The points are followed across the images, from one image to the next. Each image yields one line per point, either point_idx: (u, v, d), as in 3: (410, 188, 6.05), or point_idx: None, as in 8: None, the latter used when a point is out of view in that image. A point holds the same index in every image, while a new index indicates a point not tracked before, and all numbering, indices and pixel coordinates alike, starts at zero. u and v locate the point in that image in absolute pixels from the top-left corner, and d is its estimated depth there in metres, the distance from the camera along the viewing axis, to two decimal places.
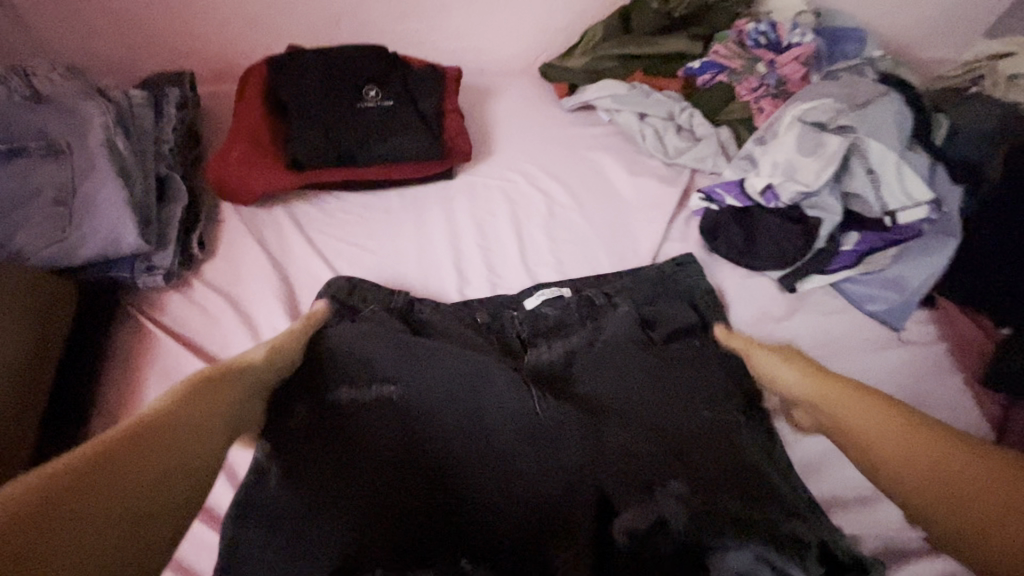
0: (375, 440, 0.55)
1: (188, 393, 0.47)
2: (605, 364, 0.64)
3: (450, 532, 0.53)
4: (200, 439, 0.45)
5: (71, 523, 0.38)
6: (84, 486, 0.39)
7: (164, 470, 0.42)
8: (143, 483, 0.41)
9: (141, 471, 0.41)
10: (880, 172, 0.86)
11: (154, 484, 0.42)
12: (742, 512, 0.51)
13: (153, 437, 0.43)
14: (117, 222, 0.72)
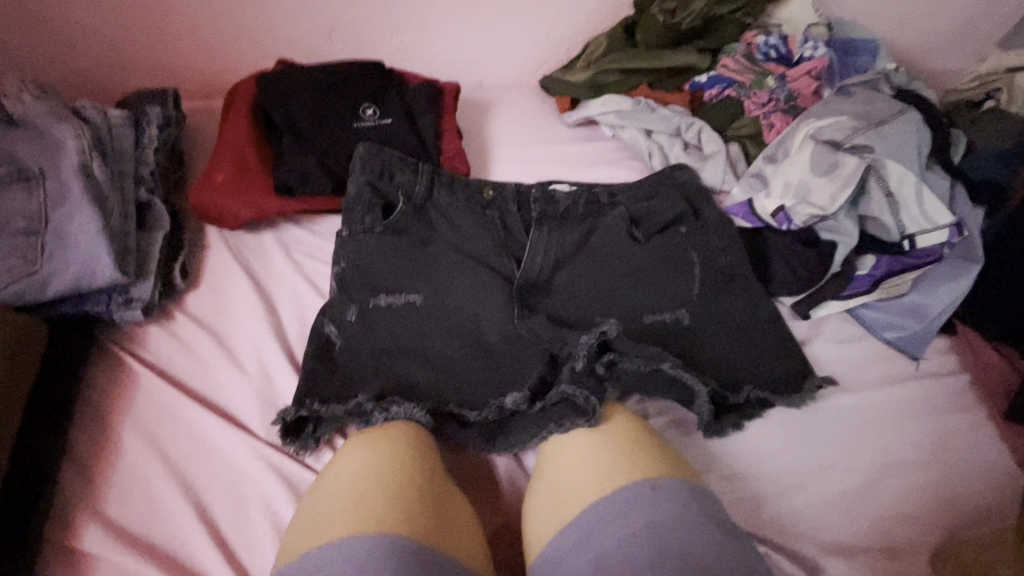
0: (402, 323, 0.73)
1: None
2: (568, 235, 0.83)
3: (446, 364, 0.71)
4: None
5: None
6: None
7: None
8: None
9: None
10: (898, 194, 0.82)
11: None
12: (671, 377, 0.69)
13: None
14: (92, 253, 0.68)
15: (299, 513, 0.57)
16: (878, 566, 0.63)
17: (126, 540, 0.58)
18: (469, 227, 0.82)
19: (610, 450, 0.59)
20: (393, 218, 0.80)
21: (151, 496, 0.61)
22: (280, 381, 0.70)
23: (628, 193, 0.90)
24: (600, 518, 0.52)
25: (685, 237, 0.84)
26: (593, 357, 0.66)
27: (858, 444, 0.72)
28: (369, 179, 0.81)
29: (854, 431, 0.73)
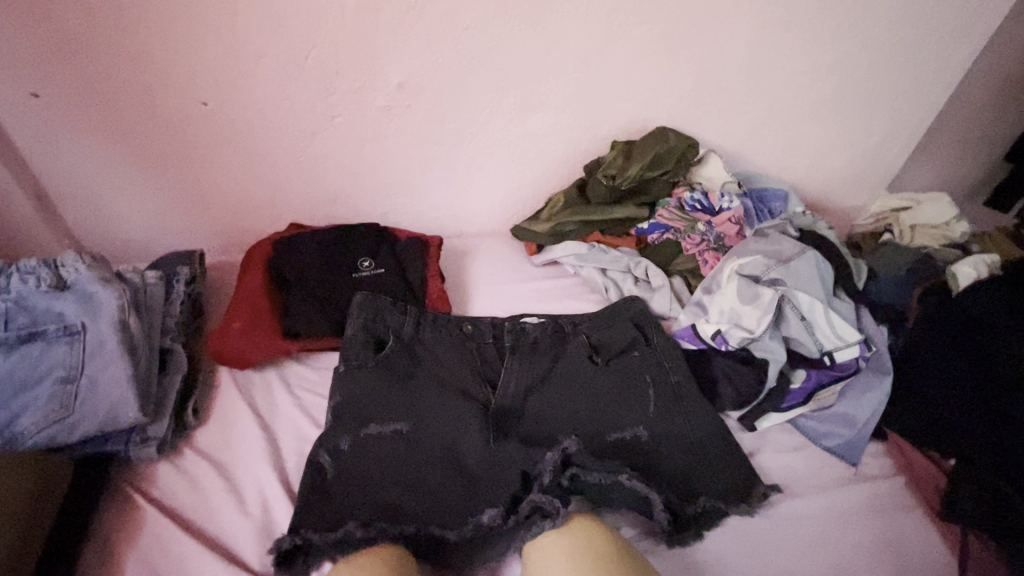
0: (390, 452, 0.82)
1: None
2: (536, 364, 0.95)
3: (432, 485, 0.79)
4: None
5: None
6: None
7: None
8: None
9: None
10: (811, 318, 0.98)
11: None
12: (632, 485, 0.75)
13: None
14: (120, 399, 0.78)
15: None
16: None
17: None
18: (450, 360, 0.94)
19: (563, 561, 0.63)
20: (384, 353, 0.92)
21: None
22: (277, 509, 0.76)
23: (588, 325, 1.04)
24: None
25: (637, 361, 0.97)
26: (558, 473, 0.74)
27: (812, 552, 0.78)
28: (365, 330, 0.94)
29: (806, 540, 0.79)
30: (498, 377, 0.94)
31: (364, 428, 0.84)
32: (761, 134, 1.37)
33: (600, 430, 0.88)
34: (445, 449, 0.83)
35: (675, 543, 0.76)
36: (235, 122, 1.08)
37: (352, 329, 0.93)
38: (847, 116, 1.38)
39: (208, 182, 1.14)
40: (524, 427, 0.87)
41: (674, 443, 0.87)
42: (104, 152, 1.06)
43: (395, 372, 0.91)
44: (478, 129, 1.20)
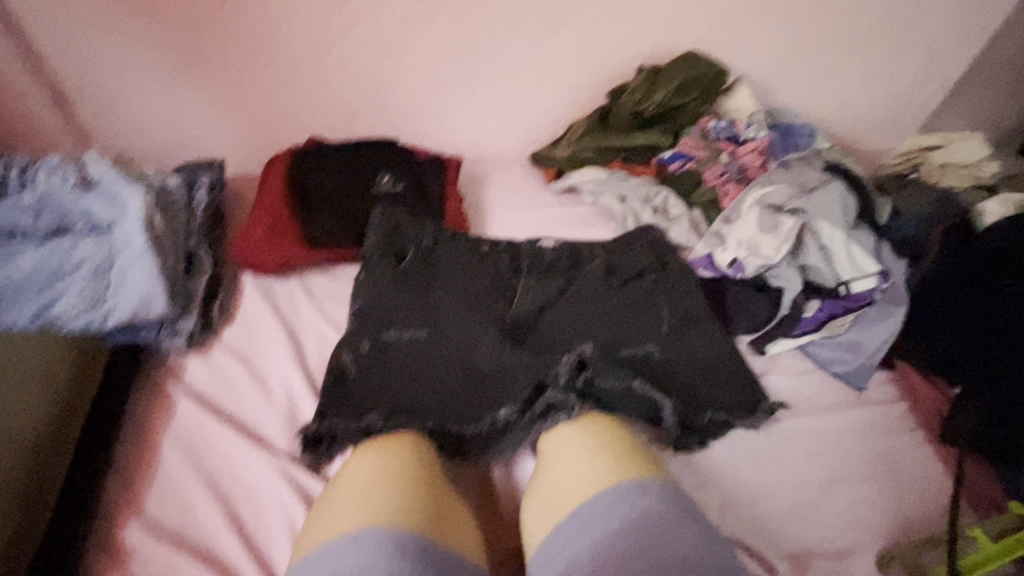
0: (410, 356, 0.84)
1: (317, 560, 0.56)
2: (552, 284, 0.97)
3: (450, 387, 0.82)
4: None
5: None
6: None
7: None
8: None
9: None
10: (830, 248, 0.98)
11: None
12: (641, 390, 0.79)
13: None
14: (150, 290, 0.80)
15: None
16: (829, 566, 0.71)
17: (160, 535, 0.65)
18: (469, 275, 0.95)
19: (575, 448, 0.68)
20: (404, 265, 0.94)
21: (183, 500, 0.69)
22: (302, 403, 0.80)
23: (605, 250, 1.04)
24: (593, 512, 0.60)
25: (656, 285, 0.97)
26: (574, 374, 0.77)
27: (814, 465, 0.81)
28: (386, 245, 0.95)
29: (809, 454, 0.82)
30: (515, 294, 0.95)
31: (386, 334, 0.86)
32: (793, 66, 1.31)
33: (614, 343, 0.89)
34: (464, 356, 0.85)
35: (680, 448, 0.80)
36: (254, 29, 1.06)
37: (373, 240, 0.94)
38: (885, 51, 1.32)
39: (225, 93, 1.12)
40: (540, 340, 0.89)
41: (686, 360, 0.89)
42: (120, 58, 1.05)
43: (414, 283, 0.92)
44: (501, 47, 1.16)
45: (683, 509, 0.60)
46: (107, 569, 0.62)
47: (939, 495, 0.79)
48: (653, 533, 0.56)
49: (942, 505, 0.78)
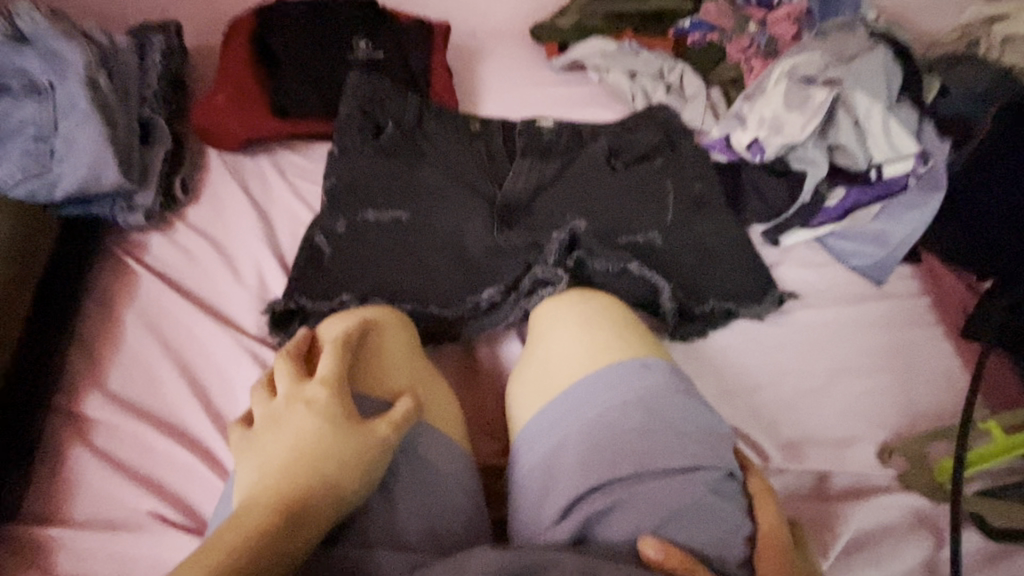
0: (386, 237, 0.77)
1: (303, 412, 0.49)
2: (547, 165, 0.87)
3: (429, 269, 0.75)
4: (297, 451, 0.47)
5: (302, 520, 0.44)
6: (293, 501, 0.44)
7: (329, 480, 0.46)
8: (322, 483, 0.46)
9: (317, 476, 0.46)
10: (866, 124, 0.86)
11: (328, 483, 0.46)
12: (638, 273, 0.74)
13: (316, 452, 0.47)
14: (97, 157, 0.72)
15: (242, 441, 0.49)
16: (828, 454, 0.67)
17: (125, 408, 0.63)
18: (454, 151, 0.86)
19: (560, 328, 0.63)
20: (384, 139, 0.85)
21: (148, 375, 0.65)
22: (272, 283, 0.75)
23: (609, 130, 0.93)
24: (588, 389, 0.58)
25: (663, 167, 0.87)
26: (564, 254, 0.73)
27: (823, 358, 0.75)
28: (361, 120, 0.86)
29: (818, 346, 0.76)
30: (506, 173, 0.86)
31: (363, 214, 0.78)
32: None
33: (613, 226, 0.81)
34: (447, 238, 0.78)
35: (678, 338, 0.75)
36: None
37: (347, 111, 0.84)
38: None
39: None
40: (532, 222, 0.81)
41: (691, 246, 0.81)
42: None
43: (394, 159, 0.83)
44: None
45: (683, 388, 0.58)
46: (69, 438, 0.60)
47: (955, 389, 0.73)
48: (664, 407, 0.55)
49: (957, 398, 0.73)
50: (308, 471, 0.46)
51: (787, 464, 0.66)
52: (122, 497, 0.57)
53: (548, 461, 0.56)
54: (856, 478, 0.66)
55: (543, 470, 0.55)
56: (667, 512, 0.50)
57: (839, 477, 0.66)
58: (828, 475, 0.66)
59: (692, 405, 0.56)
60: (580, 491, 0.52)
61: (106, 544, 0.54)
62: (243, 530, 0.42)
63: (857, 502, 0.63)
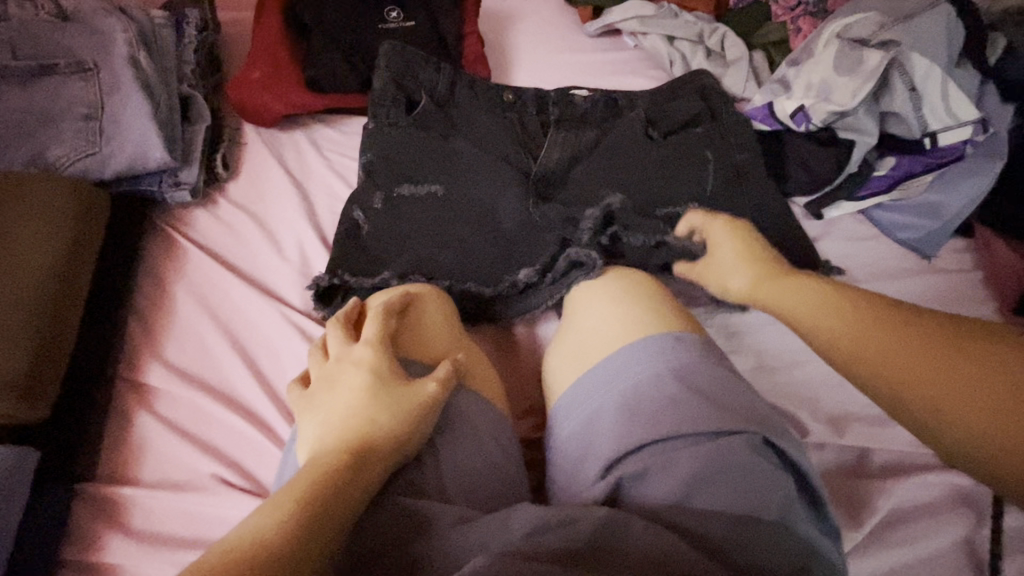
0: (423, 212, 0.77)
1: (353, 374, 0.52)
2: (581, 136, 0.85)
3: (466, 245, 0.76)
4: (351, 408, 0.50)
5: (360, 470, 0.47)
6: (351, 452, 0.47)
7: (382, 433, 0.49)
8: (375, 437, 0.49)
9: (372, 429, 0.49)
10: (922, 90, 0.81)
11: (380, 437, 0.49)
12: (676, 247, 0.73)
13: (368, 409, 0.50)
14: (143, 136, 0.74)
15: (303, 404, 0.53)
16: (868, 431, 0.67)
17: (183, 377, 0.66)
18: (489, 123, 0.85)
19: (600, 300, 0.65)
20: (418, 112, 0.84)
21: (202, 346, 0.69)
22: (314, 258, 0.76)
23: (646, 97, 0.89)
24: (623, 364, 0.58)
25: (704, 137, 0.85)
26: (599, 230, 0.73)
27: None
28: (393, 95, 0.85)
29: None
30: (539, 146, 0.85)
31: (400, 189, 0.79)
32: None
33: (652, 197, 0.80)
34: (482, 212, 0.78)
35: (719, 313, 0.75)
36: None
37: (381, 85, 0.83)
38: None
39: None
40: (569, 194, 0.80)
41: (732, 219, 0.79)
42: None
43: (431, 131, 0.83)
44: None
45: (721, 363, 0.58)
46: (134, 405, 0.64)
47: None
48: (705, 382, 0.55)
49: None
50: (363, 427, 0.49)
51: (825, 440, 0.66)
52: (186, 461, 0.61)
53: (584, 430, 0.56)
54: (896, 455, 0.65)
55: (578, 439, 0.56)
56: (699, 475, 0.49)
57: (879, 454, 0.65)
58: (867, 452, 0.66)
59: (734, 381, 0.56)
60: (613, 457, 0.52)
61: (175, 503, 0.59)
62: (309, 476, 0.45)
63: (896, 479, 0.63)
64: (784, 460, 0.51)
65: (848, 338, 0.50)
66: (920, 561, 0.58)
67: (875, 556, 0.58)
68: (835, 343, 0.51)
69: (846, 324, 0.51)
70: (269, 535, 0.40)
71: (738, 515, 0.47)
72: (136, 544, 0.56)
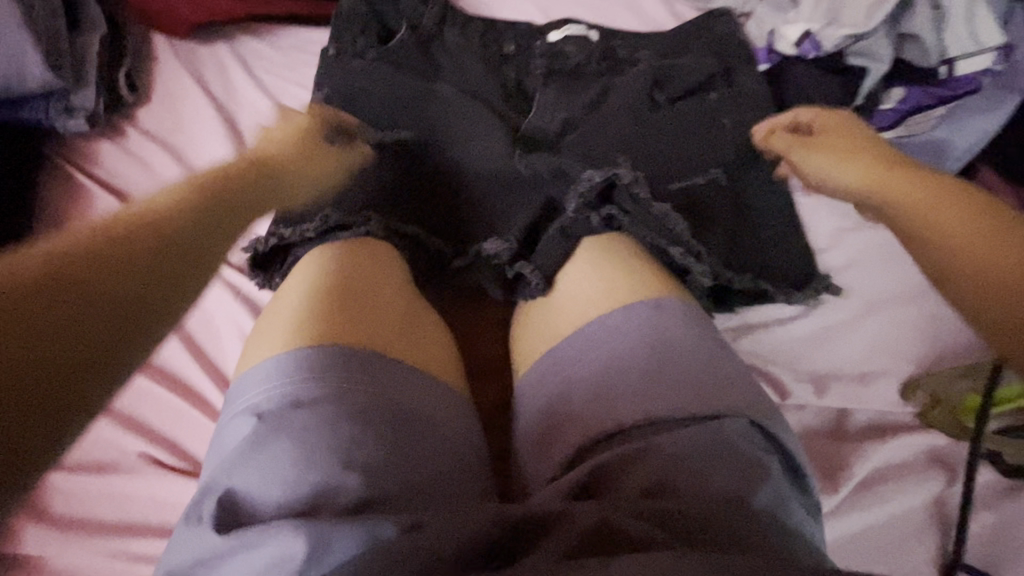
0: (390, 159, 0.67)
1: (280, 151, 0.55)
2: (580, 93, 0.73)
3: (440, 201, 0.67)
4: (280, 170, 0.53)
5: (244, 179, 0.48)
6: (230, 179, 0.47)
7: (273, 187, 0.51)
8: (261, 164, 0.52)
9: (272, 189, 0.51)
10: (949, 8, 0.72)
11: (268, 163, 0.52)
12: (684, 231, 0.61)
13: (258, 169, 0.51)
14: (16, 49, 0.60)
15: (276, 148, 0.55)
16: (850, 390, 0.64)
17: None
18: (475, 64, 0.75)
19: (575, 268, 0.59)
20: (392, 45, 0.75)
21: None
22: (257, 224, 0.70)
23: (654, 43, 0.79)
24: (594, 336, 0.54)
25: (690, 70, 0.75)
26: (594, 198, 0.61)
27: (871, 306, 0.68)
28: (368, 23, 0.75)
29: (858, 286, 0.70)
30: (534, 94, 0.74)
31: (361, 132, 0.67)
32: None
33: (672, 159, 0.69)
34: (469, 164, 0.68)
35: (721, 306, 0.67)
36: None
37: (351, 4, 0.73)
38: None
39: None
40: (574, 144, 0.68)
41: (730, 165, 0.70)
42: None
43: (411, 72, 0.73)
44: None
45: (702, 330, 0.55)
46: None
47: None
48: (677, 354, 0.52)
49: None
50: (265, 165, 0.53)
51: (806, 401, 0.64)
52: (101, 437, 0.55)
53: (551, 409, 0.53)
54: (876, 415, 0.63)
55: (545, 418, 0.53)
56: (677, 458, 0.46)
57: (858, 415, 0.63)
58: (845, 412, 0.64)
59: (712, 353, 0.53)
60: (583, 441, 0.49)
61: (101, 486, 0.54)
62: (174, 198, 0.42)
63: (877, 442, 0.61)
64: (768, 441, 0.48)
65: (875, 176, 0.49)
66: (886, 523, 0.58)
67: (845, 519, 0.58)
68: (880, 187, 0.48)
69: (897, 175, 0.48)
70: (94, 241, 0.36)
71: (716, 496, 0.44)
72: (55, 531, 0.51)
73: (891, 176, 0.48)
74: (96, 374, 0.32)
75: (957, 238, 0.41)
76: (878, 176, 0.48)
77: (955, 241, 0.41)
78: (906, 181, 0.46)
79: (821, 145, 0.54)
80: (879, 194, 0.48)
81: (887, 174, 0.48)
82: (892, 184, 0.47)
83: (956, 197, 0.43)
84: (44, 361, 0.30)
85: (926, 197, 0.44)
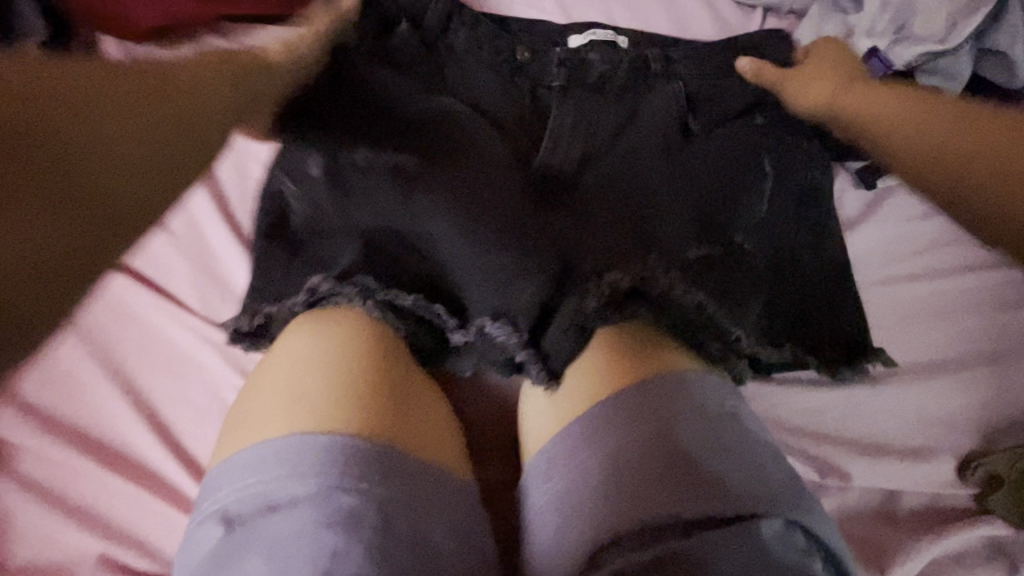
0: (375, 189, 0.54)
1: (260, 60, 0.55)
2: (610, 107, 0.63)
3: (430, 246, 0.54)
4: (254, 80, 0.53)
5: (214, 78, 0.51)
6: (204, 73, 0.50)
7: (249, 83, 0.53)
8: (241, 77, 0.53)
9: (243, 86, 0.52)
10: None
11: (249, 76, 0.53)
12: (717, 308, 0.52)
13: (230, 69, 0.53)
14: None
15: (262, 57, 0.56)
16: (900, 470, 0.57)
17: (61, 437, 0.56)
18: (482, 73, 0.64)
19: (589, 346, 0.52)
20: (391, 42, 0.64)
21: (85, 395, 0.58)
22: (230, 262, 0.65)
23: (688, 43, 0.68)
24: (609, 420, 0.47)
25: (737, 91, 0.64)
26: (617, 292, 0.52)
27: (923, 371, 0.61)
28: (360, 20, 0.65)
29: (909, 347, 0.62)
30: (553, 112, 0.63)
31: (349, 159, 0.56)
32: None
33: (713, 197, 0.58)
34: (477, 203, 0.54)
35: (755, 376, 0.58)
36: None
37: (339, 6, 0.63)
38: None
39: None
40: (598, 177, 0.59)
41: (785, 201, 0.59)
42: None
43: (413, 84, 0.63)
44: None
45: (735, 413, 0.48)
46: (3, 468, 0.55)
47: None
48: (707, 436, 0.45)
49: None
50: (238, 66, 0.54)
51: (848, 485, 0.57)
52: (63, 540, 0.52)
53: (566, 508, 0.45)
54: (925, 498, 0.57)
55: (559, 515, 0.45)
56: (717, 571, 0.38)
57: (906, 498, 0.57)
58: (889, 493, 0.57)
59: (743, 436, 0.46)
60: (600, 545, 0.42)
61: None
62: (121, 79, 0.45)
63: (927, 532, 0.55)
64: (813, 540, 0.41)
65: (861, 102, 0.54)
66: None
67: None
68: (857, 107, 0.55)
69: (860, 93, 0.55)
70: (108, 107, 0.44)
71: None
72: None
73: (870, 97, 0.54)
74: (66, 284, 0.38)
75: (931, 142, 0.47)
76: (874, 101, 0.54)
77: (925, 145, 0.47)
78: (885, 99, 0.53)
79: (809, 74, 0.61)
80: (866, 109, 0.54)
81: (876, 97, 0.54)
82: (875, 101, 0.53)
83: (927, 104, 0.50)
84: (29, 243, 0.37)
85: (898, 112, 0.51)
